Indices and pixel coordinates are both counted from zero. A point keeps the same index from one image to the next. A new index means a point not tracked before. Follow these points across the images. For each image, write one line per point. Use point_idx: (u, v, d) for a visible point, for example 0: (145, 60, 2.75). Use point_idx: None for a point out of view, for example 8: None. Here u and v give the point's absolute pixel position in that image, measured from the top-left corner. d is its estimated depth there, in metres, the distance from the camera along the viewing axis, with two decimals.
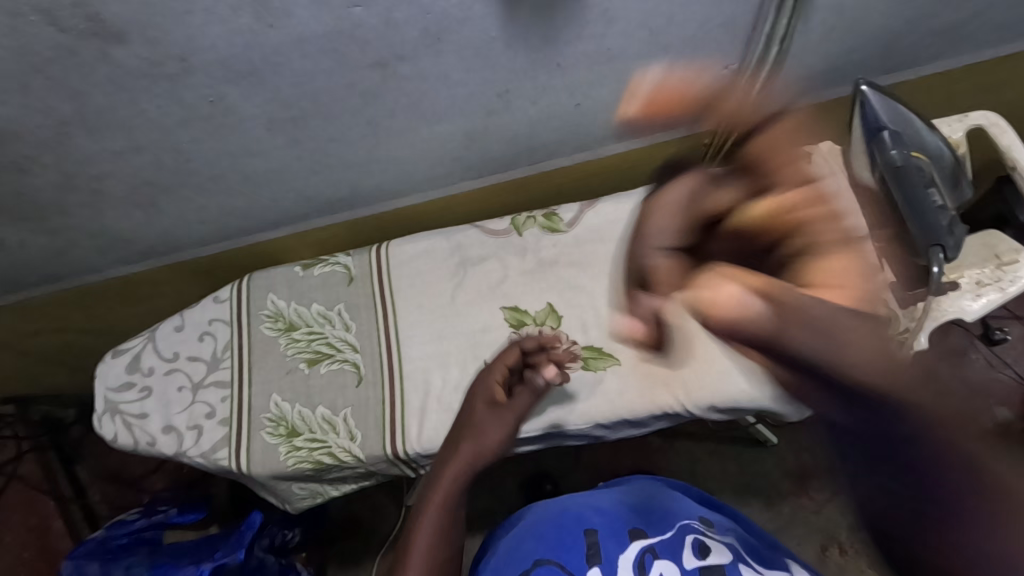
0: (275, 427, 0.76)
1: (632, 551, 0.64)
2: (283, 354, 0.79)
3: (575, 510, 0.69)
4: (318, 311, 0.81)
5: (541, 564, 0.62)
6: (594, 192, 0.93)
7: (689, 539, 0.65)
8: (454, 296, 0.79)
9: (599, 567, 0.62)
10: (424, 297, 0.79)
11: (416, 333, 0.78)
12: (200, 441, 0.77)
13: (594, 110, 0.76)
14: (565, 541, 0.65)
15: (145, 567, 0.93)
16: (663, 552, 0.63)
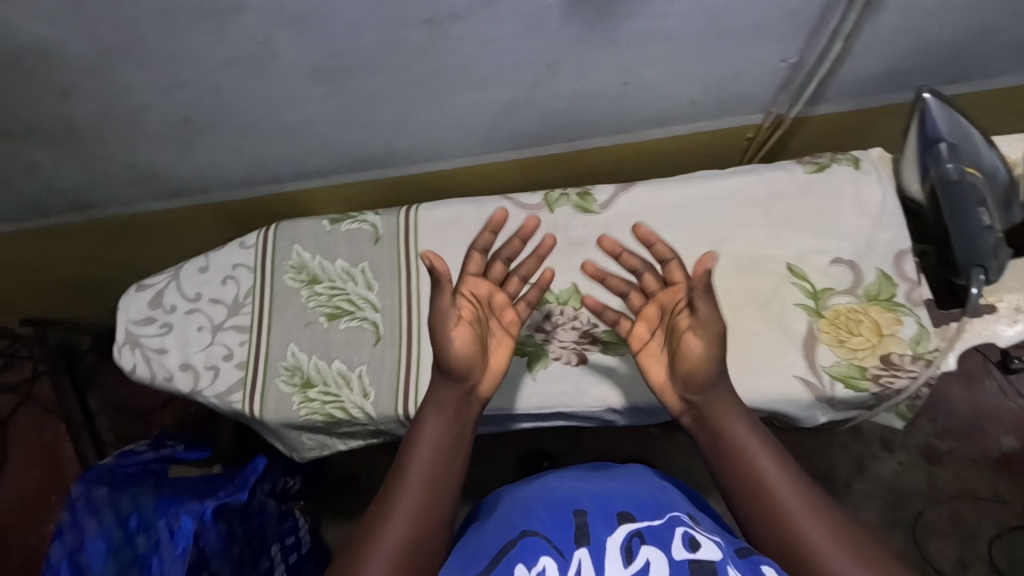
0: (290, 376, 0.77)
1: (619, 533, 0.51)
2: (304, 306, 0.80)
3: (553, 486, 0.57)
4: (341, 266, 0.81)
5: (528, 535, 0.52)
6: (627, 177, 0.91)
7: (681, 533, 0.52)
8: None
9: (587, 550, 0.50)
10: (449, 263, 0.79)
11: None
12: (215, 382, 0.78)
13: (642, 92, 0.74)
14: (550, 512, 0.54)
15: (150, 496, 0.96)
16: (654, 540, 0.51)
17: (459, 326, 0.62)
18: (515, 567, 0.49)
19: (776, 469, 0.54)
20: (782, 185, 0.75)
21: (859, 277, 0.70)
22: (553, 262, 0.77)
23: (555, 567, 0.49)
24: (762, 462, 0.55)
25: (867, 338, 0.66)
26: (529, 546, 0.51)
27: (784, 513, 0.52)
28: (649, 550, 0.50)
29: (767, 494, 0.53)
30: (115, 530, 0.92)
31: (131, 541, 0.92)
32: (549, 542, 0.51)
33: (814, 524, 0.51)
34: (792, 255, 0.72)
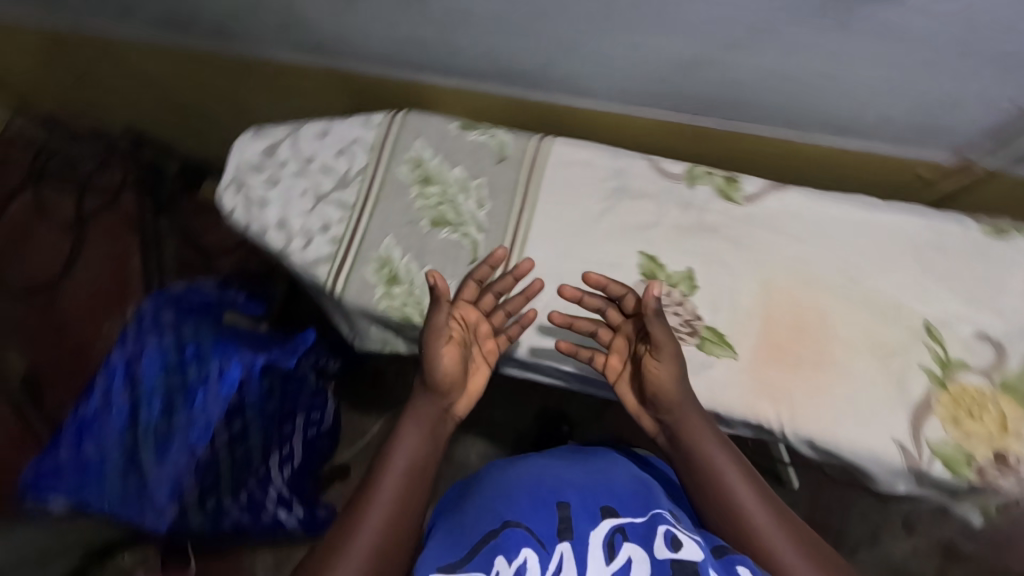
0: (379, 267, 0.76)
1: (600, 527, 0.50)
2: (410, 202, 0.78)
3: (533, 479, 0.57)
4: (458, 176, 0.79)
5: (509, 525, 0.50)
6: (771, 177, 0.84)
7: (663, 532, 0.50)
8: (596, 219, 0.74)
9: (570, 544, 0.49)
10: (567, 206, 0.75)
11: (547, 240, 0.74)
12: (306, 248, 0.78)
13: (836, 89, 0.67)
14: (534, 505, 0.53)
15: (210, 334, 1.00)
16: (637, 538, 0.50)
17: (450, 346, 0.62)
18: (495, 558, 0.47)
19: (745, 488, 0.56)
20: (948, 238, 0.68)
21: (1002, 360, 0.64)
22: (675, 239, 0.72)
23: (535, 559, 0.47)
24: (734, 487, 0.56)
25: (987, 426, 0.61)
26: (511, 537, 0.49)
27: (754, 531, 0.53)
28: (631, 547, 0.49)
29: (738, 513, 0.54)
30: (172, 353, 0.97)
31: (183, 368, 0.96)
32: (531, 534, 0.49)
33: (785, 544, 0.52)
34: (934, 314, 0.66)
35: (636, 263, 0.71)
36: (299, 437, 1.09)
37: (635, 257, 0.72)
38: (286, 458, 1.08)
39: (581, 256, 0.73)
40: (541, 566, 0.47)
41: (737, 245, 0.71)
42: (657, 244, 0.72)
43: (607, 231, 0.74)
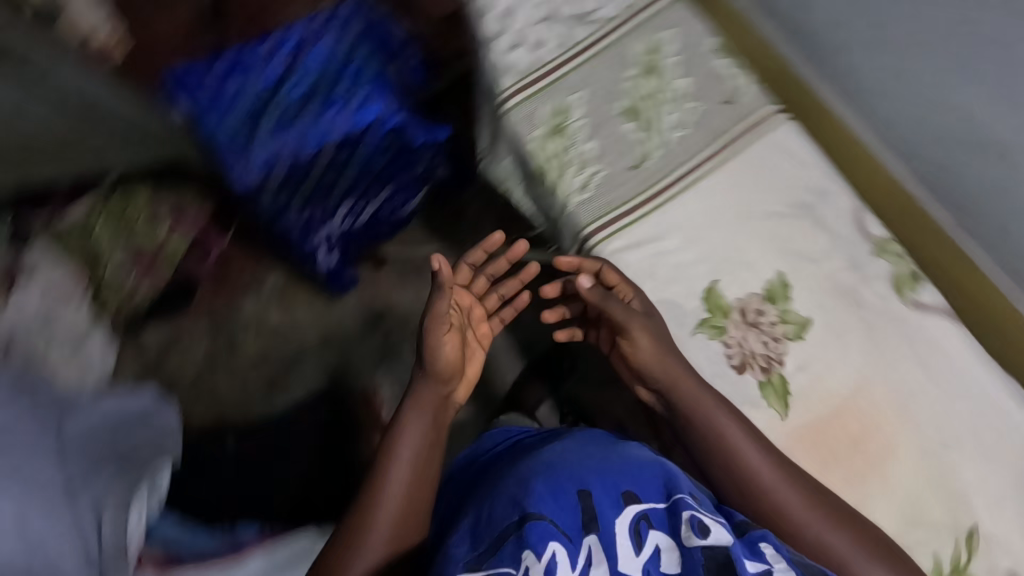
0: (554, 112, 0.74)
1: (627, 516, 0.51)
2: (622, 79, 0.75)
3: (547, 460, 0.58)
4: (679, 88, 0.74)
5: (531, 518, 0.51)
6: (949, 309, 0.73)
7: (688, 518, 0.50)
8: (763, 215, 0.70)
9: (596, 537, 0.50)
10: (750, 184, 0.71)
11: (709, 196, 0.70)
12: (510, 51, 0.77)
13: None
14: (553, 491, 0.53)
15: (375, 67, 1.02)
16: (661, 525, 0.51)
17: (450, 334, 0.64)
18: (524, 553, 0.48)
19: (744, 441, 0.59)
20: None
21: None
22: (816, 285, 0.67)
23: (564, 553, 0.48)
24: (748, 460, 0.58)
25: None
26: (537, 532, 0.50)
27: (762, 485, 0.57)
28: (659, 534, 0.50)
29: (743, 467, 0.58)
30: (336, 59, 1.00)
31: (337, 79, 1.00)
32: (556, 527, 0.50)
33: (802, 505, 0.56)
34: (988, 525, 0.60)
35: (767, 276, 0.68)
36: (373, 207, 1.12)
37: (770, 272, 0.68)
38: (351, 215, 1.11)
39: (724, 232, 0.69)
40: (570, 560, 0.48)
41: (866, 332, 0.66)
42: (797, 275, 0.68)
43: (763, 232, 0.69)
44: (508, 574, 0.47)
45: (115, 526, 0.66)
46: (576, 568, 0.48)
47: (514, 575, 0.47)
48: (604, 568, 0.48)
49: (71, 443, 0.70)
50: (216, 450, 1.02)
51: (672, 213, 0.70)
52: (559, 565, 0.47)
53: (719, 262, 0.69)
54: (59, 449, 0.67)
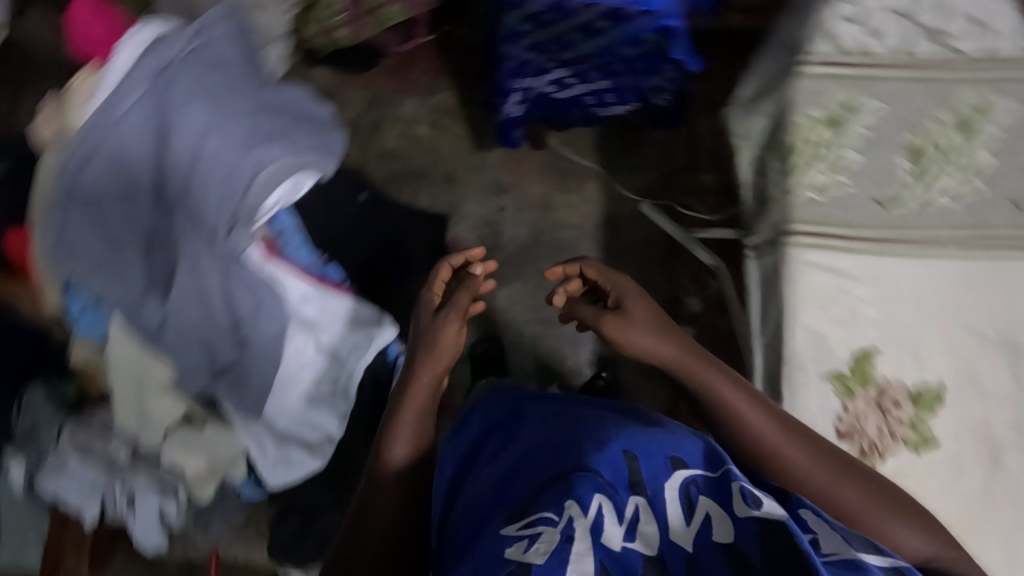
0: (839, 105, 0.82)
1: (675, 483, 0.60)
2: (923, 119, 0.81)
3: (606, 432, 0.67)
4: (972, 163, 0.81)
5: (585, 470, 0.60)
6: None
7: (739, 490, 0.56)
8: (971, 337, 0.81)
9: (644, 500, 0.59)
10: (982, 307, 0.80)
11: (942, 292, 0.81)
12: (844, 27, 0.82)
13: None
14: (593, 447, 0.65)
15: None
16: (711, 494, 0.58)
17: (456, 330, 0.76)
18: (568, 504, 0.56)
19: (758, 422, 0.67)
20: None
21: None
22: (968, 407, 0.81)
23: (610, 506, 0.57)
24: (764, 436, 0.66)
25: None
26: (582, 484, 0.58)
27: (786, 467, 0.65)
28: (709, 504, 0.56)
29: (766, 453, 0.66)
30: None
31: None
32: (603, 479, 0.60)
33: (821, 472, 0.64)
34: None
35: (930, 377, 0.81)
36: (581, 90, 1.19)
37: (933, 377, 0.81)
38: (560, 84, 1.18)
39: (931, 329, 0.81)
40: (615, 512, 0.57)
41: (983, 467, 0.81)
42: (958, 392, 0.80)
43: (959, 349, 0.81)
44: (550, 521, 0.55)
45: (220, 194, 0.71)
46: (622, 525, 0.56)
47: (558, 523, 0.54)
48: (654, 526, 0.56)
49: (218, 98, 0.72)
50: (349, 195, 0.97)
51: (886, 269, 0.80)
52: (605, 517, 0.56)
53: (901, 346, 0.81)
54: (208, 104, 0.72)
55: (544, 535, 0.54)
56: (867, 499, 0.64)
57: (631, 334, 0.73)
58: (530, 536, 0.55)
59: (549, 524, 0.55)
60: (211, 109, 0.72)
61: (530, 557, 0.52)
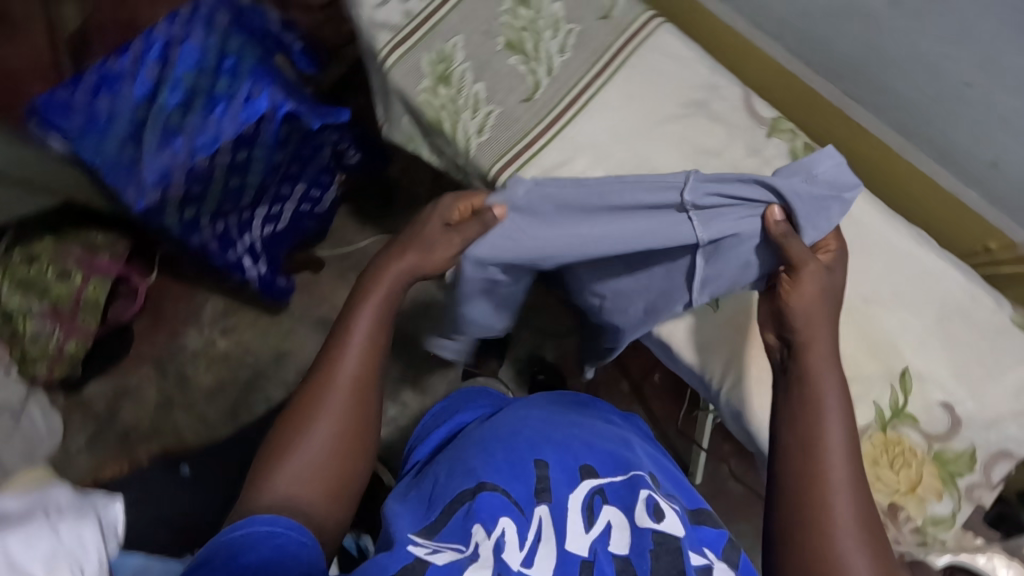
0: (435, 61, 0.73)
1: (582, 490, 0.50)
2: (498, 11, 0.73)
3: (523, 424, 0.57)
4: (555, 12, 0.73)
5: (485, 487, 0.48)
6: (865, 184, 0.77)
7: (643, 498, 0.49)
8: (693, 108, 0.71)
9: (547, 509, 0.48)
10: (664, 87, 0.71)
11: (638, 98, 0.71)
12: (380, 7, 0.74)
13: (934, 124, 0.65)
14: (510, 464, 0.51)
15: (254, 59, 0.97)
16: (616, 502, 0.49)
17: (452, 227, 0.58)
18: (473, 529, 0.45)
19: (844, 463, 0.45)
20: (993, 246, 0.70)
21: (949, 435, 0.62)
22: (746, 128, 0.70)
23: (514, 526, 0.46)
24: (833, 454, 0.46)
25: (899, 482, 0.61)
26: (488, 503, 0.47)
27: (816, 497, 0.44)
28: (610, 511, 0.48)
29: (818, 483, 0.45)
30: (211, 56, 0.95)
31: (216, 77, 0.95)
32: (507, 498, 0.48)
33: (847, 513, 0.44)
34: (918, 365, 0.63)
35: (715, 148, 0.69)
36: (288, 206, 1.17)
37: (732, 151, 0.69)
38: (269, 218, 1.15)
39: (655, 123, 0.70)
40: (518, 537, 0.45)
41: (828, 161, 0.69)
42: (735, 134, 0.69)
43: (711, 113, 0.70)
44: (456, 547, 0.45)
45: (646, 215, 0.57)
46: (524, 546, 0.45)
47: (464, 553, 0.44)
48: (553, 544, 0.45)
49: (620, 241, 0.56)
50: (172, 482, 0.81)
51: (562, 147, 0.70)
52: (506, 539, 0.45)
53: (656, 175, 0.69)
54: (545, 240, 0.58)
55: (446, 553, 0.44)
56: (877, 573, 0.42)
57: (822, 294, 0.51)
58: (434, 544, 0.45)
59: (451, 552, 0.44)
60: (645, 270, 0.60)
61: (430, 559, 0.43)
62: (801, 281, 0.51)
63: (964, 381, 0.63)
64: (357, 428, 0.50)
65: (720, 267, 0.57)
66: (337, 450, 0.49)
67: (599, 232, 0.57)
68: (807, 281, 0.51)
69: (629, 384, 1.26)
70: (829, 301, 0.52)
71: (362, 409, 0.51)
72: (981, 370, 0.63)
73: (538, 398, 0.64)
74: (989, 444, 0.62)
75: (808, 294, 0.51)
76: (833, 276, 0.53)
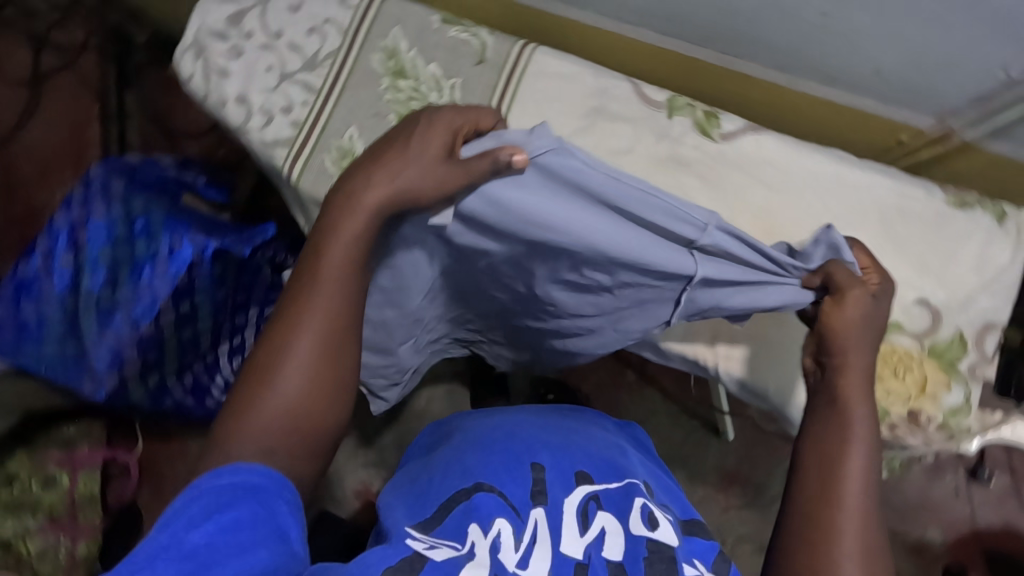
0: (339, 159, 0.73)
1: (576, 494, 0.53)
2: (379, 92, 0.74)
3: (523, 427, 0.60)
4: (432, 73, 0.74)
5: (482, 489, 0.52)
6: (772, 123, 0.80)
7: (639, 507, 0.53)
8: (595, 117, 0.72)
9: (543, 511, 0.51)
10: (560, 107, 0.73)
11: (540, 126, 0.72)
12: (266, 129, 0.74)
13: (811, 54, 0.68)
14: (508, 467, 0.55)
15: (162, 211, 0.95)
16: (611, 506, 0.52)
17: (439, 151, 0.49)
18: (469, 528, 0.49)
19: (859, 485, 0.49)
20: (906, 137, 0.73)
21: (935, 328, 0.65)
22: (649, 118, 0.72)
23: (511, 529, 0.49)
24: (845, 467, 0.49)
25: (908, 387, 0.63)
26: (484, 503, 0.50)
27: (826, 517, 0.48)
28: (604, 517, 0.51)
29: (831, 497, 0.49)
30: (120, 225, 0.93)
31: (131, 243, 0.93)
32: (504, 500, 0.51)
33: (851, 524, 0.48)
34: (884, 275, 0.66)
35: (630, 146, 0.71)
36: None
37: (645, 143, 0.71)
38: None
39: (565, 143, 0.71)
40: (513, 537, 0.48)
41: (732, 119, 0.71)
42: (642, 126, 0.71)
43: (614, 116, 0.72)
44: (453, 545, 0.47)
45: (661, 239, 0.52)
46: (520, 549, 0.48)
47: (461, 549, 0.47)
48: (548, 545, 0.48)
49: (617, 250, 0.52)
50: None
51: None
52: (503, 542, 0.48)
53: None
54: (548, 209, 0.50)
55: (442, 550, 0.47)
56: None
57: (863, 323, 0.52)
58: (432, 542, 0.48)
59: (448, 548, 0.47)
60: (629, 284, 0.57)
61: (428, 554, 0.46)
62: (841, 308, 0.52)
63: (929, 272, 0.66)
64: (332, 373, 0.49)
65: (753, 292, 0.55)
66: (309, 398, 0.47)
67: (610, 233, 0.51)
68: (850, 308, 0.52)
69: (633, 371, 1.27)
70: (870, 326, 0.53)
71: (336, 358, 0.49)
72: (939, 255, 0.66)
73: (560, 412, 0.67)
74: (973, 318, 0.65)
75: (849, 324, 0.52)
76: (879, 309, 0.53)
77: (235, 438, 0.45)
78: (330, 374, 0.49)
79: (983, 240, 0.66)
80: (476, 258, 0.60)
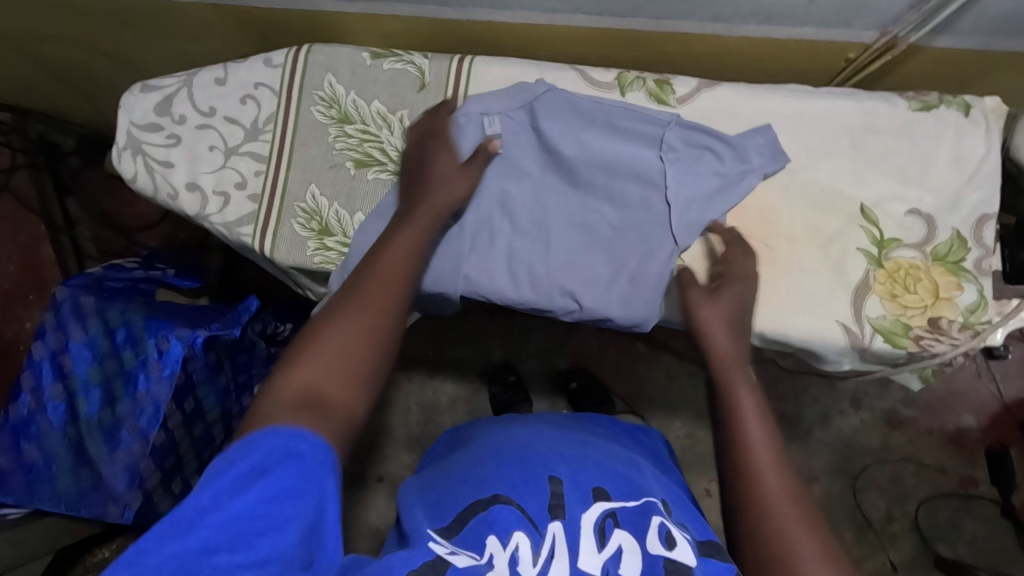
0: (308, 220, 0.71)
1: (594, 511, 0.51)
2: (330, 145, 0.72)
3: (533, 437, 0.59)
4: (378, 110, 0.73)
5: (500, 499, 0.51)
6: (720, 69, 0.80)
7: (656, 526, 0.50)
8: None
9: (561, 526, 0.49)
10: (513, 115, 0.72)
11: None
12: (225, 210, 0.72)
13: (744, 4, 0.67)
14: (524, 479, 0.54)
15: (140, 315, 0.91)
16: (628, 524, 0.50)
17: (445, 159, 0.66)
18: (487, 539, 0.48)
19: (768, 451, 0.52)
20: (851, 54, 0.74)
21: (932, 234, 0.65)
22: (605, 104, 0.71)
23: (527, 538, 0.48)
24: (749, 440, 0.53)
25: (921, 297, 0.64)
26: (502, 515, 0.50)
27: (755, 490, 0.50)
28: (621, 534, 0.49)
29: (754, 470, 0.51)
30: (102, 341, 0.90)
31: (117, 354, 0.89)
32: (521, 512, 0.50)
33: (775, 484, 0.50)
34: (867, 195, 0.67)
35: None
36: None
37: None
38: None
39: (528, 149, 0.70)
40: (532, 547, 0.47)
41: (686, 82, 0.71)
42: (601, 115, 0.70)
43: None
44: (473, 553, 0.47)
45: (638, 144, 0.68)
46: (538, 557, 0.47)
47: (479, 559, 0.46)
48: (567, 559, 0.47)
49: (610, 158, 0.68)
50: None
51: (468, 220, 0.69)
52: (520, 550, 0.47)
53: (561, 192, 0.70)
54: (555, 125, 0.68)
55: (463, 556, 0.46)
56: (811, 525, 0.48)
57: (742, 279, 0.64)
58: (453, 546, 0.47)
59: (467, 556, 0.46)
60: (625, 190, 0.68)
61: (450, 559, 0.46)
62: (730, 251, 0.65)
63: (910, 182, 0.67)
64: (365, 349, 0.49)
65: (715, 173, 0.67)
66: (331, 374, 0.47)
67: (607, 141, 0.68)
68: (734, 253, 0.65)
69: (644, 342, 1.27)
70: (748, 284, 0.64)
71: (371, 334, 0.50)
72: (915, 163, 0.67)
73: (570, 426, 0.65)
74: (965, 215, 0.65)
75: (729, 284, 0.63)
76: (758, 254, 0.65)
77: (270, 388, 0.46)
78: (360, 351, 0.49)
79: (955, 136, 0.67)
80: (500, 184, 0.69)
